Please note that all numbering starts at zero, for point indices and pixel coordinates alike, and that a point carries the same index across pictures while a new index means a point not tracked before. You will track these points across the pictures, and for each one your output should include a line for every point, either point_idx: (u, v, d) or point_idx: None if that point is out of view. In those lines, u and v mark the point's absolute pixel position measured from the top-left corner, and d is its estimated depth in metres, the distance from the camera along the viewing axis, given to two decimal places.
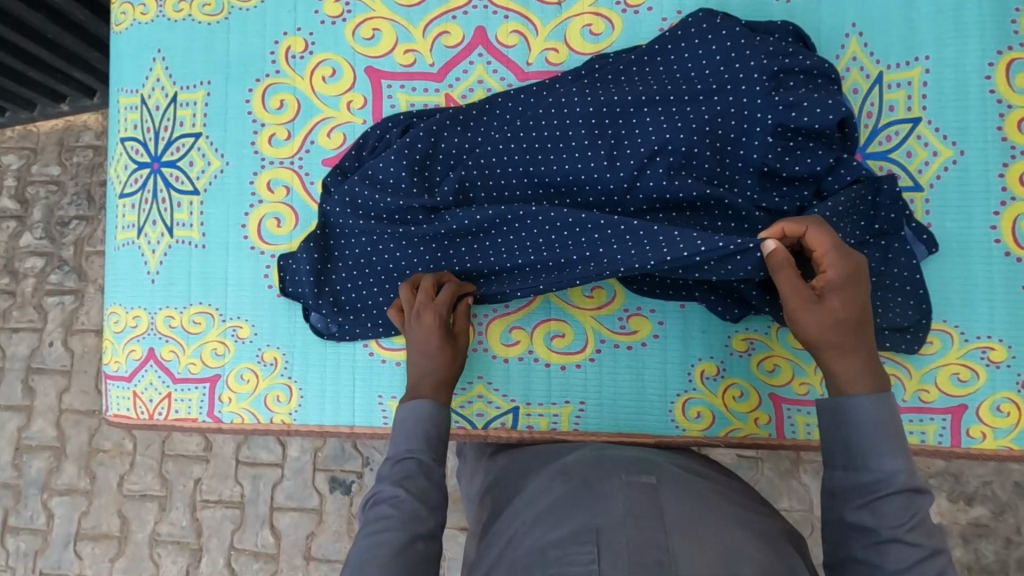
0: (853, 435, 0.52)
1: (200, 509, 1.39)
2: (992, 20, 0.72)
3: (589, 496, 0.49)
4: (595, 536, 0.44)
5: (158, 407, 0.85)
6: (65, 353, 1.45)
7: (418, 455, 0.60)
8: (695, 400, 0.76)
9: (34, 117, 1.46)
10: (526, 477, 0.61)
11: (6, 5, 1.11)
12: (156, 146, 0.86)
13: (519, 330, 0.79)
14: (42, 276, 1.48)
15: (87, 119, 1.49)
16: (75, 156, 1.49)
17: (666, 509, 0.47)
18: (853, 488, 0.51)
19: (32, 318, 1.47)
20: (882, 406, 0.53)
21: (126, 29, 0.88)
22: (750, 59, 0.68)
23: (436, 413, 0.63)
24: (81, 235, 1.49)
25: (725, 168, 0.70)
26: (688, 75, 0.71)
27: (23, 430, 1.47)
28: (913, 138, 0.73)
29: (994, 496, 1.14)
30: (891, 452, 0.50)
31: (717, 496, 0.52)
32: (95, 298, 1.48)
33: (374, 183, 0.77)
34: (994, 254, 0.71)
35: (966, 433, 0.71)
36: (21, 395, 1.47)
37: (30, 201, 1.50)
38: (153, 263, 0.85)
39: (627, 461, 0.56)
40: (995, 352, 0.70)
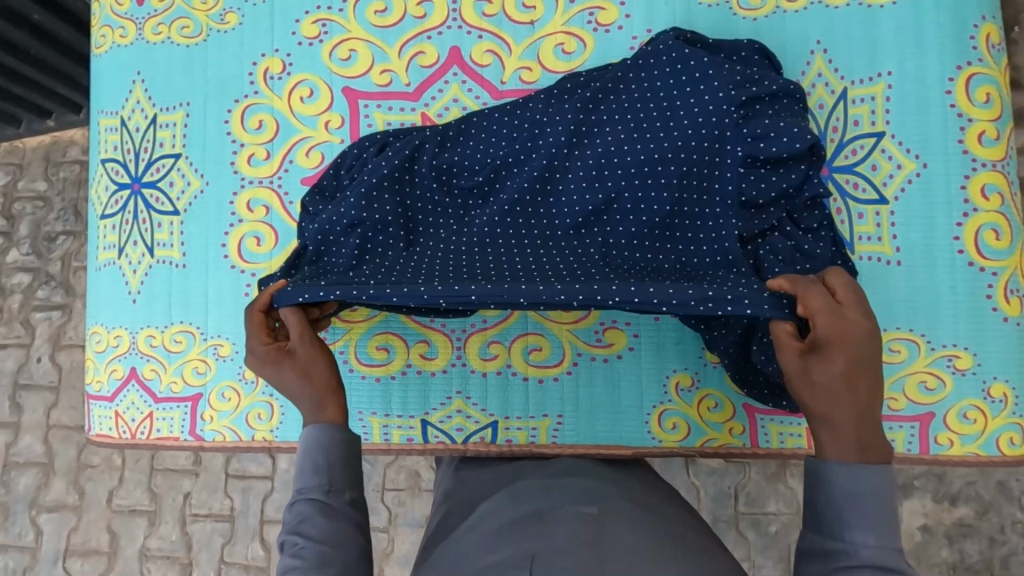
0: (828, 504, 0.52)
1: (190, 523, 1.39)
2: (951, 35, 0.74)
3: (537, 526, 0.53)
4: (529, 562, 0.48)
5: (141, 426, 0.85)
6: (52, 369, 1.45)
7: (308, 494, 0.59)
8: (671, 411, 0.77)
9: (19, 133, 1.47)
10: (484, 496, 0.65)
11: None
12: (137, 168, 0.87)
13: (497, 344, 0.80)
14: (29, 291, 1.49)
15: (73, 134, 1.50)
16: (62, 171, 1.51)
17: (605, 538, 0.51)
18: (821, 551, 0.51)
19: (20, 334, 1.47)
20: (863, 479, 0.52)
21: (106, 52, 0.89)
22: (718, 89, 0.69)
23: (321, 442, 0.62)
24: (68, 250, 1.49)
25: (705, 193, 0.71)
26: (660, 101, 0.72)
27: (11, 446, 1.47)
28: (878, 152, 0.74)
29: (978, 495, 1.16)
30: (865, 526, 0.50)
31: (665, 523, 0.56)
32: (82, 313, 1.49)
33: (358, 203, 0.76)
34: (957, 264, 0.72)
35: (935, 440, 0.72)
36: (8, 411, 1.47)
37: (16, 217, 1.50)
38: (135, 283, 0.86)
39: (578, 489, 0.60)
40: (961, 360, 0.72)
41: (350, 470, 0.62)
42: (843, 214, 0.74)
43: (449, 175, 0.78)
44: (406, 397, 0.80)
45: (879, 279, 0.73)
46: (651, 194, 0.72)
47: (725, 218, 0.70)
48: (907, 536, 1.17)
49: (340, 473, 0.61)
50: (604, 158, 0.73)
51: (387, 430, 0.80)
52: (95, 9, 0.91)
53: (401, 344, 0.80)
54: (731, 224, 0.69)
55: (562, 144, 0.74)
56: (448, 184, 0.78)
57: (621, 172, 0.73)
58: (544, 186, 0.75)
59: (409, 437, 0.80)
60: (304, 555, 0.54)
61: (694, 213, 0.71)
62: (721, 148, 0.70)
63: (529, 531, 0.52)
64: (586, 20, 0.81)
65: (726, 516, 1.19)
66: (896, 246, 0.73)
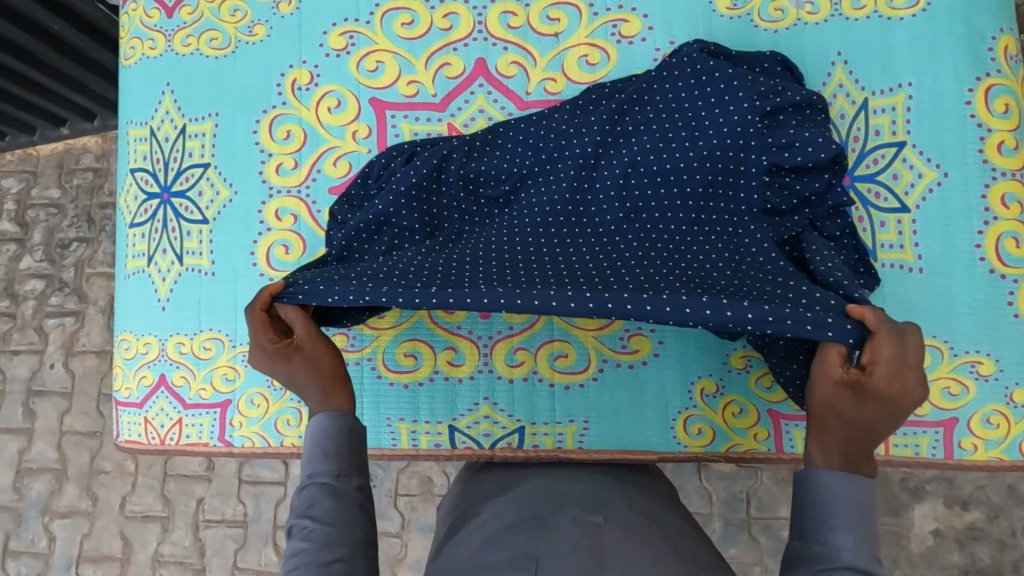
0: (816, 507, 0.54)
1: (203, 529, 1.40)
2: (969, 47, 0.76)
3: (538, 530, 0.56)
4: (535, 564, 0.50)
5: (170, 432, 0.86)
6: (65, 374, 1.46)
7: (316, 479, 0.60)
8: (696, 417, 0.79)
9: (33, 141, 1.49)
10: (487, 501, 0.68)
11: (9, 32, 1.13)
12: (166, 177, 0.88)
13: (524, 351, 0.81)
14: (42, 298, 1.50)
15: (86, 142, 1.52)
16: (75, 179, 1.52)
17: (606, 544, 0.53)
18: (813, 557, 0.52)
19: (33, 340, 1.49)
20: (850, 486, 0.54)
21: (136, 62, 0.91)
22: (743, 100, 0.70)
23: (328, 430, 0.63)
24: (81, 257, 1.50)
25: (730, 203, 0.72)
26: (687, 110, 0.73)
27: (24, 453, 1.47)
28: (899, 161, 0.76)
29: (988, 499, 1.17)
30: (845, 530, 0.52)
31: (668, 534, 0.59)
32: (95, 318, 1.49)
33: (392, 212, 0.77)
34: (978, 271, 0.74)
35: (958, 445, 0.74)
36: (21, 417, 1.48)
37: (30, 224, 1.52)
38: (164, 290, 0.87)
39: (578, 498, 0.63)
40: (984, 366, 0.73)
41: (357, 456, 0.62)
42: (865, 221, 0.76)
43: (477, 183, 0.79)
44: (433, 404, 0.82)
45: (901, 286, 0.74)
46: (677, 203, 0.73)
47: (750, 227, 0.70)
48: (918, 540, 1.18)
49: (346, 459, 0.62)
50: (632, 167, 0.75)
51: (414, 435, 0.82)
52: (125, 21, 0.92)
53: (429, 352, 0.82)
54: (756, 233, 0.70)
55: (588, 153, 0.76)
56: (472, 192, 0.79)
57: (648, 181, 0.74)
58: (571, 192, 0.76)
59: (436, 443, 0.81)
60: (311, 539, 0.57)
61: (719, 218, 0.72)
62: (745, 159, 0.71)
63: (535, 539, 0.54)
64: (609, 31, 0.82)
65: (738, 520, 1.20)
66: (918, 254, 0.75)
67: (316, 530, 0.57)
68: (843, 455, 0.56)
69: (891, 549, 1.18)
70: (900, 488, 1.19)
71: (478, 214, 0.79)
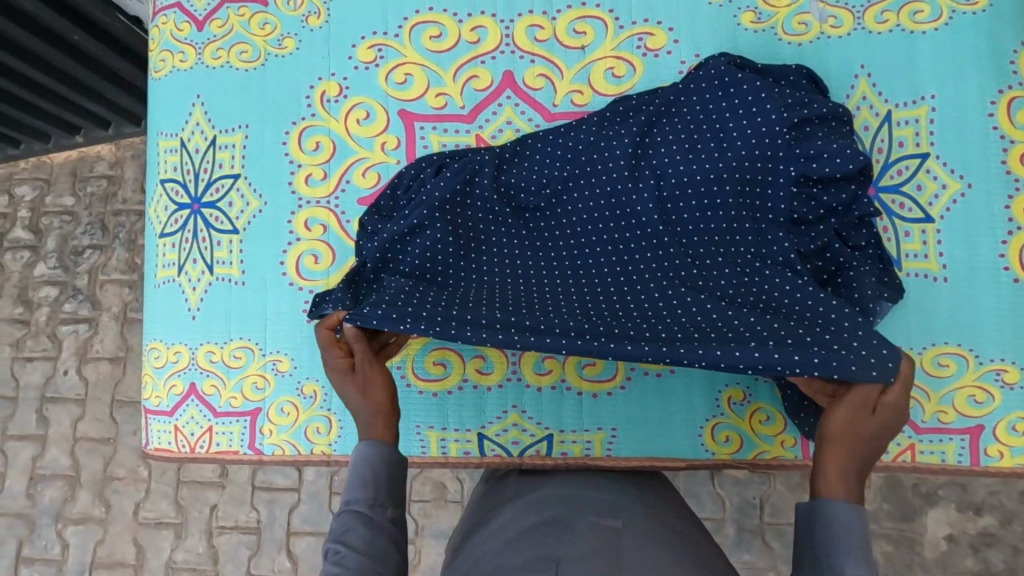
0: (825, 537, 0.53)
1: (216, 536, 1.40)
2: (990, 61, 0.77)
3: (558, 533, 0.57)
4: (556, 565, 0.51)
5: (200, 440, 0.87)
6: (79, 381, 1.47)
7: (352, 506, 0.60)
8: (723, 424, 0.80)
9: (47, 148, 1.51)
10: (503, 507, 0.68)
11: (16, 35, 1.13)
12: (197, 188, 0.89)
13: (551, 359, 0.82)
14: (56, 305, 1.51)
15: (100, 150, 1.53)
16: (89, 186, 1.53)
17: (625, 551, 0.54)
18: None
19: (47, 347, 1.50)
20: (855, 514, 0.54)
21: (166, 75, 0.92)
22: (770, 112, 0.72)
23: (369, 457, 0.63)
24: (94, 264, 1.51)
25: (761, 213, 0.73)
26: (714, 124, 0.75)
27: (37, 459, 1.48)
28: (922, 172, 0.77)
29: (1001, 505, 1.18)
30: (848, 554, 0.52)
31: (683, 544, 0.60)
32: (108, 325, 1.50)
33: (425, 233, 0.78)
34: (1002, 281, 0.75)
35: (984, 452, 0.75)
36: (35, 424, 1.48)
37: (44, 231, 1.53)
38: (194, 300, 0.88)
39: (599, 504, 0.64)
40: (1008, 374, 0.74)
41: (396, 486, 0.63)
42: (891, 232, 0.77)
43: (511, 201, 0.81)
44: (462, 412, 0.83)
45: (926, 295, 0.76)
46: (709, 214, 0.74)
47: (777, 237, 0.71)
48: (932, 545, 1.19)
49: (383, 489, 0.62)
50: (662, 182, 0.76)
51: (444, 443, 0.83)
52: (154, 34, 0.94)
53: (458, 360, 0.83)
54: (782, 243, 0.70)
55: (621, 166, 0.77)
56: (506, 201, 0.81)
57: (678, 194, 0.75)
58: (601, 210, 0.78)
59: (465, 451, 0.82)
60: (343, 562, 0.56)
61: (749, 229, 0.72)
62: (774, 169, 0.72)
63: (553, 541, 0.55)
64: (635, 45, 0.84)
65: (752, 526, 1.20)
66: (943, 264, 0.76)
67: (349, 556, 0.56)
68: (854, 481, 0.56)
69: (905, 554, 1.19)
70: (913, 493, 1.20)
71: (512, 232, 0.79)
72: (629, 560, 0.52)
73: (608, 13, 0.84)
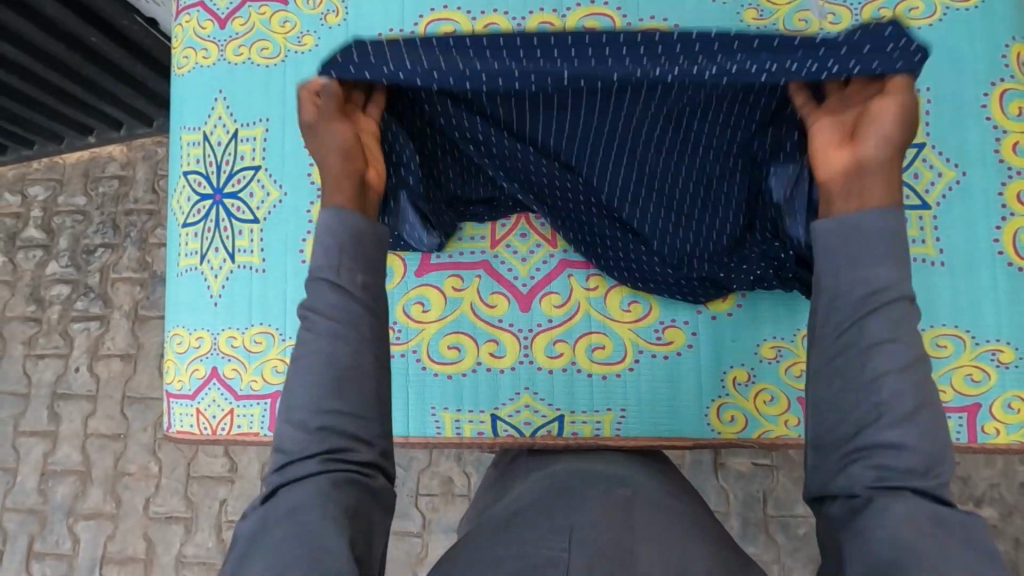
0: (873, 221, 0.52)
1: (226, 530, 1.42)
2: (985, 54, 0.81)
3: (569, 501, 0.60)
4: (569, 532, 0.53)
5: (221, 423, 0.89)
6: (90, 378, 1.49)
7: (321, 275, 0.56)
8: (729, 404, 0.83)
9: (61, 149, 1.54)
10: (519, 481, 0.72)
11: (30, 34, 1.15)
12: (219, 179, 0.93)
13: (563, 342, 0.85)
14: (68, 303, 1.54)
15: (112, 151, 1.57)
16: (101, 187, 1.57)
17: (636, 521, 0.56)
18: (858, 298, 0.50)
19: (59, 344, 1.52)
20: (886, 219, 0.52)
21: (189, 71, 0.95)
22: (797, 48, 0.61)
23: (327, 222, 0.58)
24: (106, 262, 1.54)
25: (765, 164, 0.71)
26: (769, 39, 0.63)
27: (49, 455, 1.51)
28: (919, 161, 0.80)
29: (1002, 497, 1.20)
30: (883, 260, 0.51)
31: (695, 520, 0.61)
32: (119, 323, 1.52)
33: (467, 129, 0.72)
34: (997, 264, 0.78)
35: (981, 429, 0.77)
36: (47, 420, 1.51)
37: (57, 230, 1.56)
38: (217, 287, 0.91)
39: (608, 476, 0.67)
40: (1004, 353, 0.77)
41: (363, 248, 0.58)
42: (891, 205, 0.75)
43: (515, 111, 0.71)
44: (477, 393, 0.85)
45: (925, 279, 0.79)
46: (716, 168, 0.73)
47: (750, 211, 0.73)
48: None
49: (350, 253, 0.57)
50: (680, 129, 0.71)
51: (458, 424, 0.85)
52: (177, 32, 0.97)
53: (472, 344, 0.85)
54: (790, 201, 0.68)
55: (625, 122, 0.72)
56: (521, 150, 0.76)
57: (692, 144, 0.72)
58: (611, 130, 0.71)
59: (479, 431, 0.85)
60: (315, 330, 0.55)
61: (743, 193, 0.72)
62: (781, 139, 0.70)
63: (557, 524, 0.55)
64: None
65: (756, 519, 1.23)
66: (940, 248, 0.79)
67: (317, 321, 0.55)
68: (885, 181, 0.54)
69: None
70: None
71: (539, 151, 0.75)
72: (640, 533, 0.54)
73: (615, 11, 0.88)
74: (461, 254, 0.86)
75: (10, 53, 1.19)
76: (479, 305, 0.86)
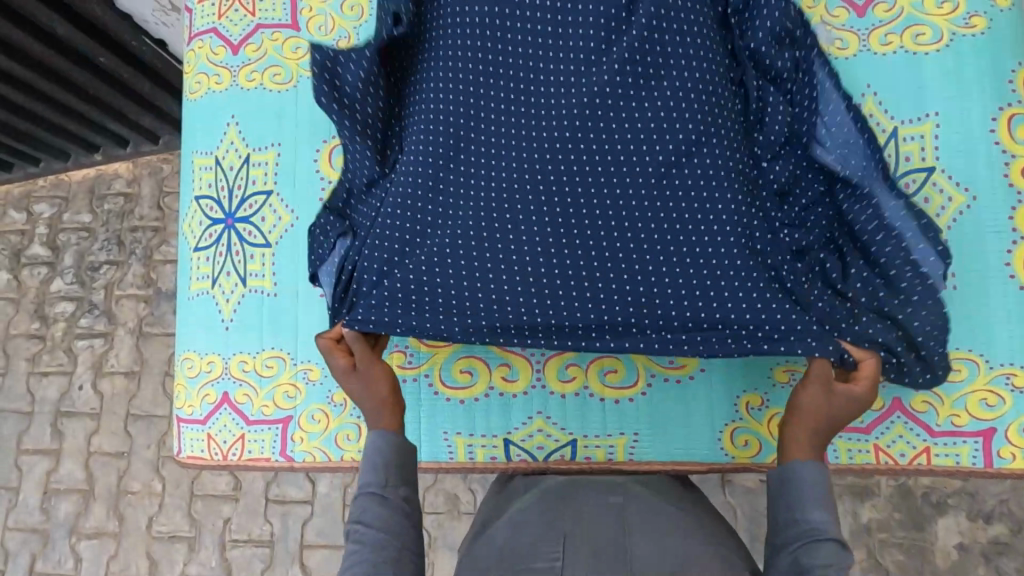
0: (794, 489, 0.65)
1: (229, 549, 1.41)
2: (991, 80, 0.84)
3: (564, 507, 0.60)
4: (562, 541, 0.54)
5: (232, 448, 0.90)
6: (94, 396, 1.49)
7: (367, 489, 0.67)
8: (742, 429, 0.83)
9: (67, 167, 1.55)
10: (516, 499, 0.70)
11: (30, 47, 1.13)
12: (231, 204, 0.93)
13: (575, 366, 0.85)
14: (72, 320, 1.54)
15: (118, 168, 1.57)
16: (107, 204, 1.57)
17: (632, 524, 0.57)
18: (792, 533, 0.63)
19: (62, 362, 1.52)
20: (814, 470, 0.66)
21: (201, 97, 0.96)
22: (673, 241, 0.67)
23: (379, 446, 0.70)
24: (111, 279, 1.54)
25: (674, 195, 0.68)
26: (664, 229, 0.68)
27: (51, 473, 1.50)
28: (929, 186, 0.83)
29: (1011, 513, 1.20)
30: (811, 504, 0.64)
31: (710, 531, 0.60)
32: (124, 340, 1.52)
33: (430, 92, 0.73)
34: (1010, 287, 0.80)
35: (997, 454, 0.79)
36: (50, 438, 1.50)
37: (61, 247, 1.56)
38: (228, 311, 0.91)
39: (599, 483, 0.67)
40: (1018, 377, 0.79)
41: (406, 469, 0.70)
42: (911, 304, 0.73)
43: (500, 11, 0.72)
44: (489, 418, 0.85)
45: None
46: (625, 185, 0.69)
47: (778, 227, 0.71)
48: (943, 554, 1.21)
49: (394, 468, 0.69)
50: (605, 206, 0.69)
51: (471, 449, 0.85)
52: (190, 58, 0.98)
53: (484, 368, 0.85)
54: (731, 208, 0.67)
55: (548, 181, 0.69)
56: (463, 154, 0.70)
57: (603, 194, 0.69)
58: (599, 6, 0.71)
59: (492, 456, 0.85)
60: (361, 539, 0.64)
61: (763, 150, 0.74)
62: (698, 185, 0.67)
63: (553, 524, 0.58)
64: None
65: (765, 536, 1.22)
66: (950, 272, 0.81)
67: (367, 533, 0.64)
68: (814, 446, 0.68)
69: (916, 562, 1.21)
70: (923, 502, 1.22)
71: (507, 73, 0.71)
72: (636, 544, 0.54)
73: None
74: None
75: (9, 67, 1.16)
76: None
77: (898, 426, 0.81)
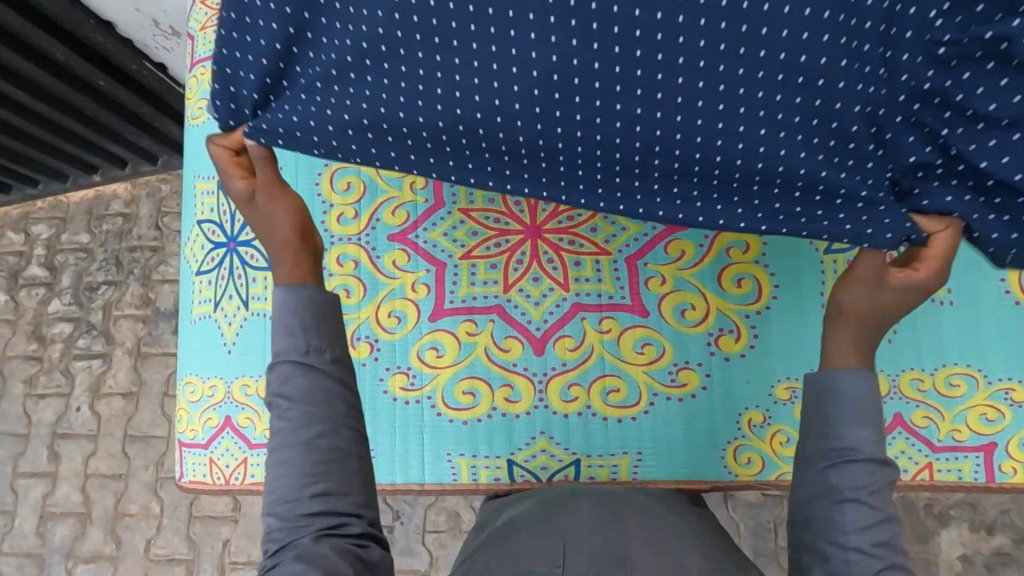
0: (836, 406, 0.54)
1: (229, 572, 1.40)
2: None
3: (564, 517, 0.59)
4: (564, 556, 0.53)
5: (235, 472, 0.89)
6: (92, 418, 1.48)
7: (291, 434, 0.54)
8: (745, 446, 0.83)
9: (65, 187, 1.55)
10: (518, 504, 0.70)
11: (33, 74, 1.15)
12: (233, 228, 0.94)
13: (577, 386, 0.85)
14: (70, 341, 1.53)
15: (117, 188, 1.58)
16: (105, 224, 1.57)
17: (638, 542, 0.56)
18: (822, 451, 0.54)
19: (60, 383, 1.51)
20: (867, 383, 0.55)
21: (204, 122, 0.97)
22: None
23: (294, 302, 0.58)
24: (109, 300, 1.54)
25: None
26: None
27: (47, 497, 1.48)
28: None
29: (1013, 524, 1.20)
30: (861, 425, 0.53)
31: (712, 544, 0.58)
32: (122, 360, 1.52)
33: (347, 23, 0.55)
34: (1006, 302, 0.82)
35: (999, 468, 0.80)
36: (46, 461, 1.49)
37: (59, 268, 1.56)
38: (230, 335, 0.91)
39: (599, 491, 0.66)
40: (1016, 392, 0.80)
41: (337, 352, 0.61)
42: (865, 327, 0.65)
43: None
44: (491, 439, 0.85)
45: (934, 318, 0.82)
46: None
47: None
48: (947, 566, 1.20)
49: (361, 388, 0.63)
50: None
51: (474, 470, 0.85)
52: (192, 84, 0.99)
53: (487, 389, 0.86)
54: None
55: None
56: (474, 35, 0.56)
57: None
58: None
59: (495, 477, 0.85)
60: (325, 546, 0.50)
61: None
62: None
63: (547, 532, 0.57)
64: None
65: (767, 551, 1.22)
66: (947, 287, 0.82)
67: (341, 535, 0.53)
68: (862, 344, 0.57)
69: None
70: (926, 514, 1.22)
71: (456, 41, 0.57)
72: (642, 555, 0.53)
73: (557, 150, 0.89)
74: (474, 299, 0.87)
75: (9, 91, 1.17)
76: (494, 349, 0.86)
77: (901, 442, 0.81)
